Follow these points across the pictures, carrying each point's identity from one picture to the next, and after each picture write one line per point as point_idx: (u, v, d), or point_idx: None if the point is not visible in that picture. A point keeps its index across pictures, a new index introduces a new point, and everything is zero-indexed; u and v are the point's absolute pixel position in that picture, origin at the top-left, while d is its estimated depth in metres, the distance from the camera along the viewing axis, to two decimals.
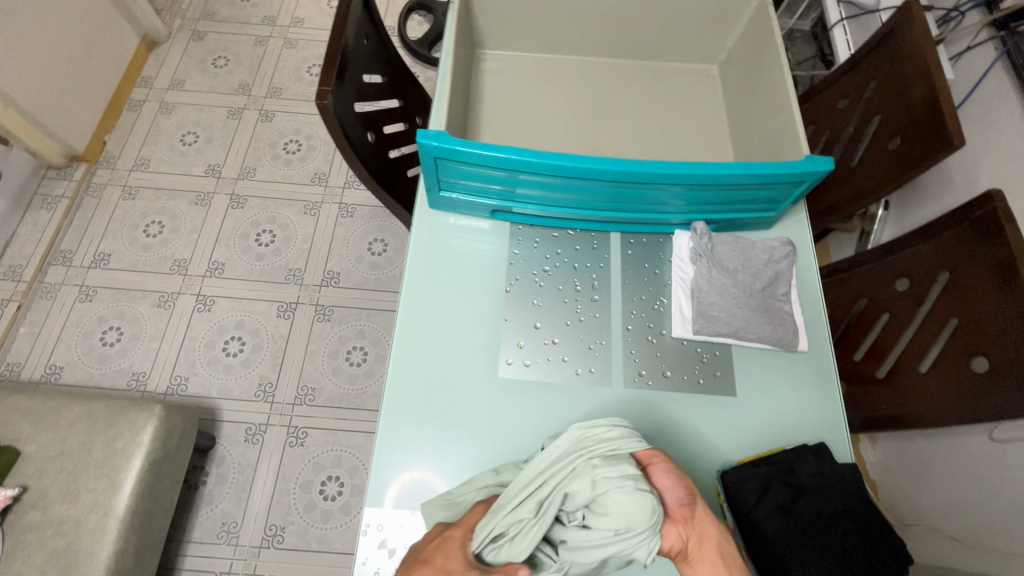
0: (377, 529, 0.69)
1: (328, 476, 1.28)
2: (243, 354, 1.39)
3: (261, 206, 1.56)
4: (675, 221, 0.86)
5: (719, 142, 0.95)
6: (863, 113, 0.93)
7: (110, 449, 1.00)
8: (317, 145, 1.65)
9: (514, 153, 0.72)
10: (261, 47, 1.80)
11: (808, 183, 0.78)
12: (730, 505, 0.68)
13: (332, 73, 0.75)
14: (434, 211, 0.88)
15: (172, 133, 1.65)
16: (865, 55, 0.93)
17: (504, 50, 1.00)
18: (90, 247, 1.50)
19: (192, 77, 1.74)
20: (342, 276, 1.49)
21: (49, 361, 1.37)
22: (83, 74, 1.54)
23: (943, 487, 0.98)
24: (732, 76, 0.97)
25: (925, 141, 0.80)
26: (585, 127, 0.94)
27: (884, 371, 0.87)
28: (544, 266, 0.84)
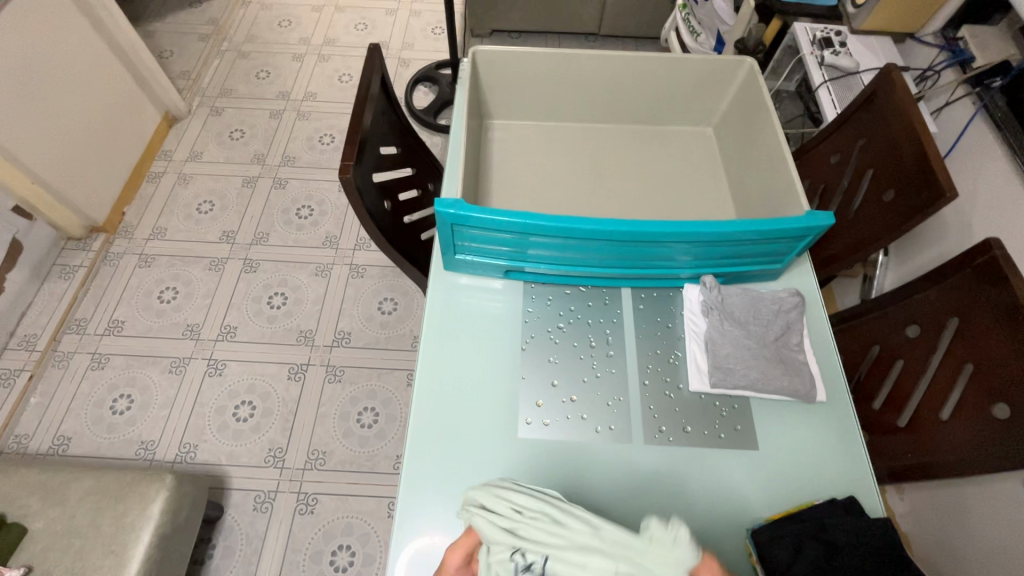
0: None
1: (339, 544, 1.24)
2: (253, 418, 1.38)
3: (273, 270, 1.60)
4: (684, 276, 0.88)
5: (720, 198, 0.99)
6: (855, 167, 0.98)
7: (119, 523, 0.97)
8: (328, 210, 1.71)
9: (526, 217, 0.75)
10: (275, 120, 1.90)
11: (812, 237, 0.80)
12: (764, 565, 0.66)
13: (353, 148, 0.79)
14: (449, 273, 0.91)
15: (189, 202, 1.72)
16: (852, 114, 0.99)
17: (510, 120, 1.06)
18: (104, 315, 1.52)
19: (209, 149, 1.83)
20: (352, 335, 1.50)
21: (57, 432, 1.35)
22: (107, 150, 1.62)
23: (980, 540, 0.95)
24: (727, 136, 1.02)
25: (919, 192, 0.83)
26: (591, 188, 0.98)
27: (905, 420, 0.86)
28: (559, 323, 0.86)
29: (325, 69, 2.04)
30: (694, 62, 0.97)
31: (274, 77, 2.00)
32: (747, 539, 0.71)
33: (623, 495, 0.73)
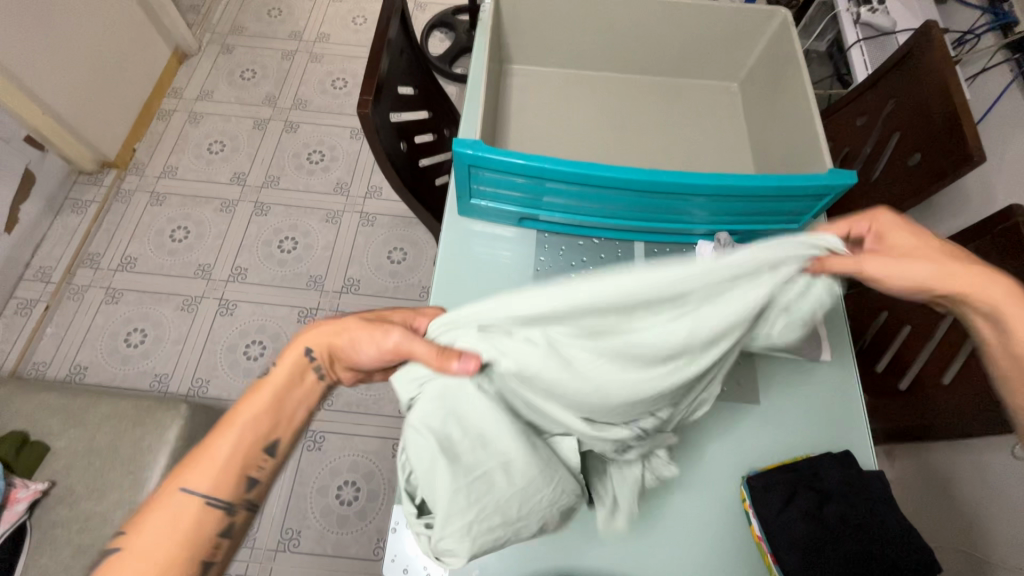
0: (406, 526, 0.70)
1: (345, 481, 1.29)
2: (263, 358, 1.41)
3: (284, 214, 1.60)
4: (698, 232, 0.88)
5: (741, 156, 0.97)
6: (882, 130, 0.96)
7: (137, 446, 1.01)
8: (340, 156, 1.69)
9: (544, 161, 0.74)
10: (287, 61, 1.85)
11: (831, 197, 0.79)
12: (757, 510, 0.68)
13: (372, 85, 0.78)
14: (463, 218, 0.91)
15: (199, 142, 1.70)
16: (884, 74, 0.96)
17: (531, 66, 1.03)
18: (117, 250, 1.54)
19: (220, 88, 1.80)
20: (362, 283, 1.51)
21: (74, 361, 1.39)
22: (118, 84, 1.60)
23: (966, 504, 0.97)
24: (753, 93, 1.00)
25: (944, 158, 0.82)
26: (610, 140, 0.96)
27: (906, 384, 0.88)
28: (570, 273, 0.87)
29: (339, 10, 1.97)
30: (725, 12, 0.93)
31: (287, 16, 1.94)
32: (742, 485, 0.73)
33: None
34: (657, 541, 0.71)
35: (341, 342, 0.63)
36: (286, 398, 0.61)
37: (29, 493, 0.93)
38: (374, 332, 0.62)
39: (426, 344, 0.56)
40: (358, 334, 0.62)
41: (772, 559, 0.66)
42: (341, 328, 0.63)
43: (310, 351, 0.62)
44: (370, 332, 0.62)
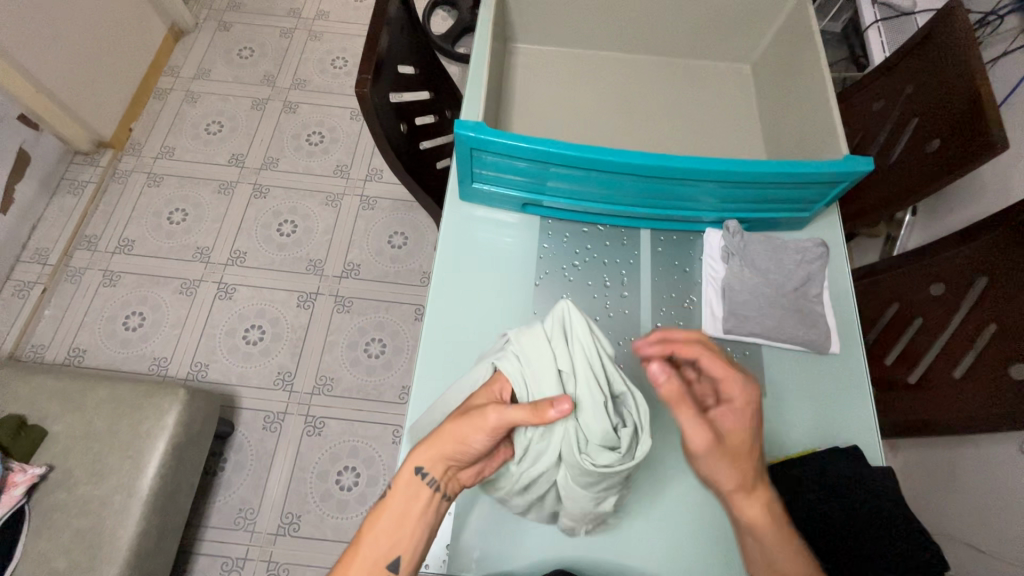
0: None
1: (345, 466, 1.29)
2: (263, 342, 1.40)
3: (283, 196, 1.57)
4: (706, 220, 0.85)
5: (752, 141, 0.94)
6: (900, 115, 0.92)
7: (135, 431, 1.01)
8: (340, 137, 1.66)
9: (549, 144, 0.71)
10: (285, 39, 1.80)
11: (846, 184, 0.77)
12: None
13: (371, 63, 0.75)
14: (464, 203, 0.89)
15: (197, 122, 1.67)
16: (903, 56, 0.92)
17: (537, 45, 1.00)
18: (114, 232, 1.52)
19: (218, 67, 1.76)
20: (362, 267, 1.49)
21: (72, 344, 1.38)
22: (113, 61, 1.56)
23: (966, 497, 0.96)
24: (765, 76, 0.96)
25: (965, 144, 0.79)
26: (617, 123, 0.93)
27: (915, 377, 0.87)
28: (574, 261, 0.85)
29: None
30: None
31: None
32: None
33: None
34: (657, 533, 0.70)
35: (452, 454, 0.57)
36: (409, 519, 0.57)
37: (27, 477, 0.93)
38: (475, 431, 0.57)
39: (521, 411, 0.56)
40: (460, 439, 0.57)
41: None
42: (444, 442, 0.57)
43: (423, 470, 0.57)
44: (469, 431, 0.57)
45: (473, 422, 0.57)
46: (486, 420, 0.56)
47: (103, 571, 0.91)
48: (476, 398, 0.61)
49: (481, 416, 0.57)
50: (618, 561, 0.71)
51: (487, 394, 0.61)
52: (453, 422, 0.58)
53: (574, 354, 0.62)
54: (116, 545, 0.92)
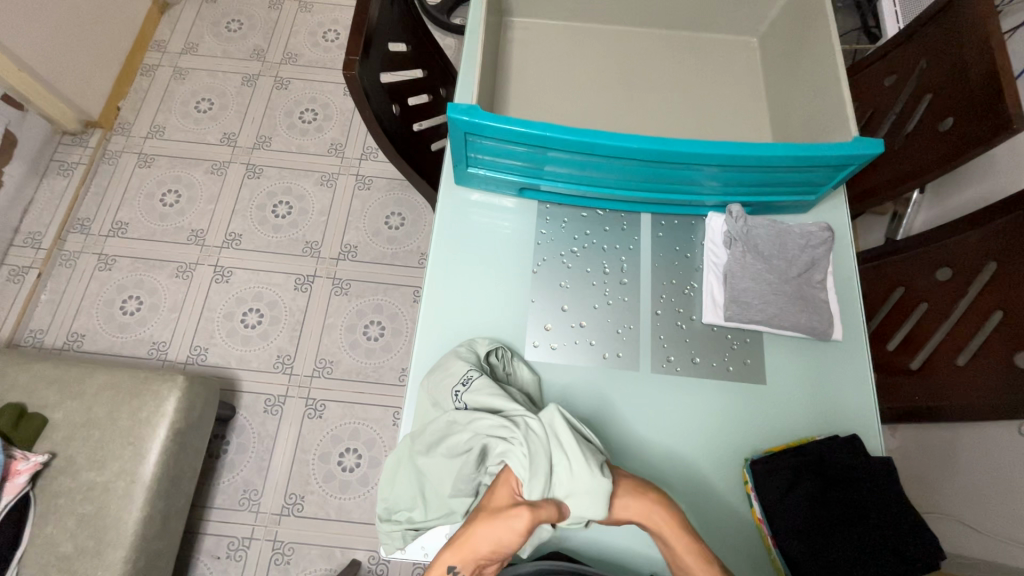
0: None
1: (347, 447, 1.30)
2: (261, 326, 1.39)
3: (277, 176, 1.54)
4: (708, 203, 0.83)
5: (757, 120, 0.91)
6: (913, 92, 0.89)
7: (135, 418, 1.01)
8: (333, 115, 1.61)
9: (547, 129, 0.69)
10: (275, 10, 1.73)
11: (854, 167, 0.74)
12: (758, 493, 0.67)
13: (359, 41, 0.72)
14: (459, 188, 0.86)
15: (186, 100, 1.62)
16: (919, 29, 0.88)
17: (534, 19, 0.96)
18: (107, 215, 1.49)
19: (205, 41, 1.69)
20: (359, 249, 1.47)
21: (71, 328, 1.38)
22: (97, 37, 1.50)
23: (963, 477, 0.96)
24: (774, 51, 0.92)
25: (980, 124, 0.76)
26: (618, 102, 0.90)
27: (917, 363, 0.86)
28: (572, 247, 0.83)
29: None
30: None
31: None
32: (744, 467, 0.72)
33: (624, 420, 0.75)
34: None
35: (484, 556, 0.58)
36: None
37: (29, 466, 0.93)
38: (511, 534, 0.57)
39: (547, 510, 0.59)
40: (493, 543, 0.57)
41: (772, 542, 0.67)
42: (478, 545, 0.57)
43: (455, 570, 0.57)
44: (505, 532, 0.57)
45: (505, 529, 0.57)
46: (523, 524, 0.57)
47: (111, 554, 0.92)
48: (497, 498, 0.60)
49: (516, 517, 0.57)
50: (617, 550, 0.72)
51: (507, 491, 0.61)
52: (483, 523, 0.58)
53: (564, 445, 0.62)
54: (121, 529, 0.94)
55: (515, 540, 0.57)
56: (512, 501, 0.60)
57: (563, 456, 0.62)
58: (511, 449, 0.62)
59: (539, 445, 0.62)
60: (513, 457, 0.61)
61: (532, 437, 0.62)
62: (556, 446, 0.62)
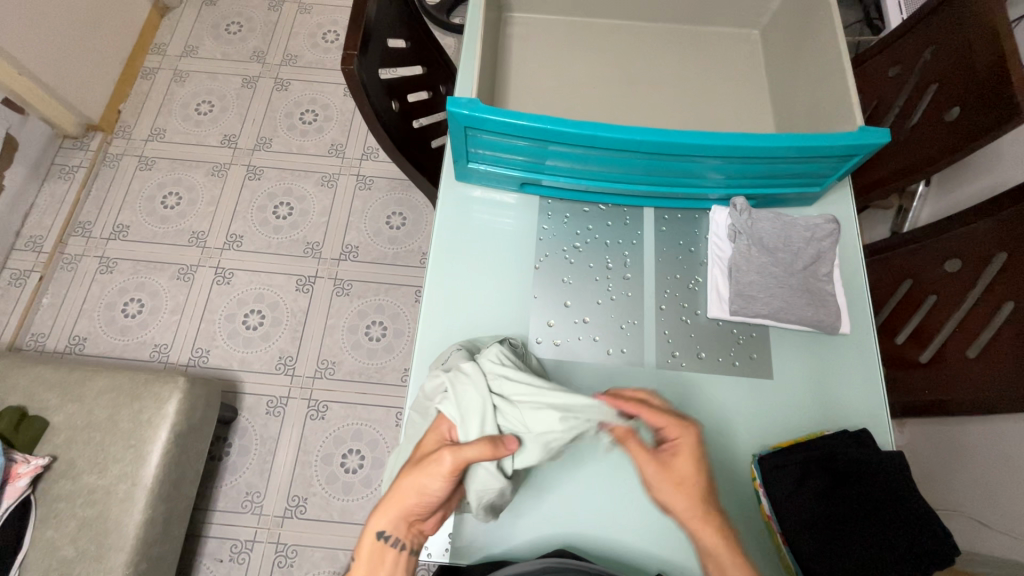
0: None
1: (350, 448, 1.29)
2: (263, 327, 1.39)
3: (278, 177, 1.54)
4: (712, 197, 0.82)
5: (760, 113, 0.90)
6: (918, 82, 0.88)
7: (136, 420, 1.00)
8: (334, 115, 1.61)
9: (547, 122, 0.68)
10: (274, 13, 1.73)
11: (859, 158, 0.73)
12: (766, 490, 0.66)
13: (357, 37, 0.71)
14: (460, 184, 0.85)
15: (187, 102, 1.62)
16: (924, 18, 0.87)
17: (534, 14, 0.95)
18: (108, 218, 1.49)
19: (205, 43, 1.69)
20: (360, 249, 1.47)
21: (72, 332, 1.38)
22: (96, 40, 1.50)
23: (974, 472, 0.95)
24: (776, 43, 0.91)
25: (987, 112, 0.75)
26: (619, 96, 0.89)
27: (926, 356, 0.85)
28: (575, 242, 0.82)
29: None
30: None
31: None
32: (752, 463, 0.71)
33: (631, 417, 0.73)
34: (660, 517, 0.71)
35: (414, 509, 0.60)
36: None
37: (31, 469, 0.93)
38: (432, 480, 0.59)
39: (474, 447, 0.59)
40: (419, 492, 0.59)
41: (782, 540, 0.65)
42: (405, 501, 0.59)
43: (385, 532, 0.60)
44: (426, 480, 0.59)
45: (428, 474, 0.59)
46: (447, 466, 0.59)
47: (112, 558, 0.92)
48: (423, 450, 0.63)
49: (435, 463, 0.59)
50: (623, 548, 0.70)
51: (436, 440, 0.63)
52: (408, 476, 0.60)
53: (506, 386, 0.64)
54: (122, 532, 0.93)
55: (439, 484, 0.59)
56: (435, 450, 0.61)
57: (503, 398, 0.64)
58: (444, 396, 0.64)
59: (473, 387, 0.64)
60: (452, 403, 0.64)
61: (469, 376, 0.65)
62: (497, 386, 0.64)
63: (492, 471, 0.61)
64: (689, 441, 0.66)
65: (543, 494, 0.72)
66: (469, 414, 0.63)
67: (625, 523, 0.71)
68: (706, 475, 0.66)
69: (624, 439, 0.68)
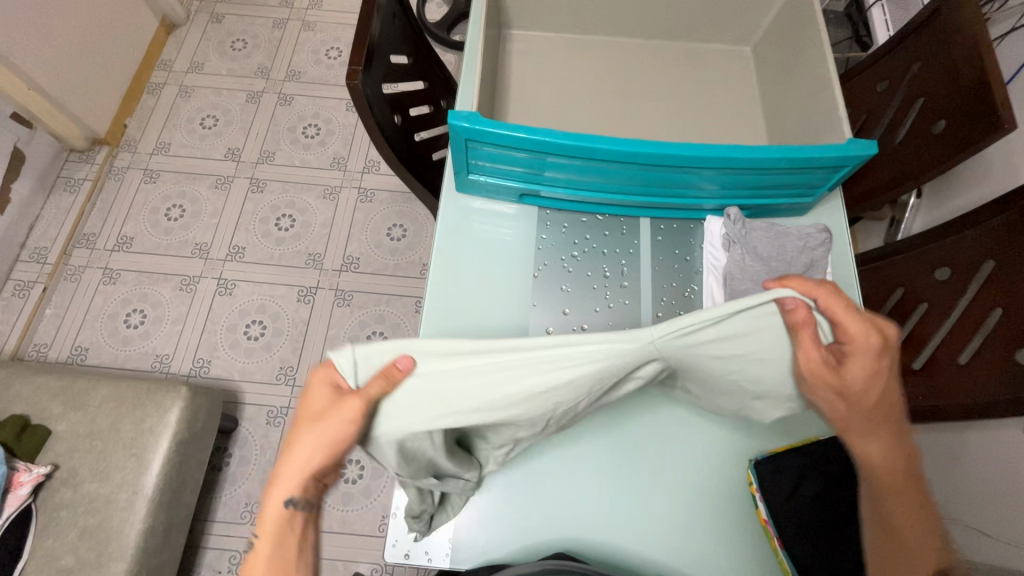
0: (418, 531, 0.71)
1: (349, 458, 1.29)
2: (264, 337, 1.40)
3: (281, 190, 1.56)
4: (707, 207, 0.84)
5: (752, 125, 0.92)
6: (906, 95, 0.90)
7: (137, 428, 1.01)
8: (336, 129, 1.64)
9: (545, 134, 0.70)
10: (279, 30, 1.77)
11: (848, 169, 0.75)
12: (763, 494, 0.67)
13: (362, 53, 0.74)
14: (460, 195, 0.87)
15: (192, 116, 1.65)
16: (910, 34, 0.90)
17: (533, 31, 0.98)
18: (112, 230, 1.51)
19: (211, 60, 1.73)
20: (361, 260, 1.48)
21: (74, 342, 1.39)
22: (104, 56, 1.53)
23: (970, 480, 0.95)
24: (767, 58, 0.94)
25: (973, 124, 0.77)
26: (615, 110, 0.92)
27: (919, 363, 0.86)
28: (573, 251, 0.84)
29: None
30: None
31: None
32: (749, 468, 0.72)
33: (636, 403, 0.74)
34: (659, 521, 0.72)
35: (321, 464, 0.55)
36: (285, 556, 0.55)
37: (32, 478, 0.93)
38: (339, 431, 0.54)
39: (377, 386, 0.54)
40: (326, 447, 0.54)
41: (778, 544, 0.66)
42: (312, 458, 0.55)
43: (294, 498, 0.55)
44: (332, 433, 0.54)
45: (333, 427, 0.54)
46: (353, 411, 0.54)
47: (111, 568, 0.92)
48: (317, 403, 0.56)
49: (339, 412, 0.54)
50: (622, 554, 0.71)
51: (326, 390, 0.56)
52: (305, 433, 0.55)
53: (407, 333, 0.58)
54: (122, 541, 0.93)
55: (348, 433, 0.54)
56: (330, 399, 0.55)
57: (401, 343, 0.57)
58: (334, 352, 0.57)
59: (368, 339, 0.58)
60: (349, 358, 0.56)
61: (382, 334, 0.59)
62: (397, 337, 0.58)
63: (399, 411, 0.56)
64: (865, 346, 0.58)
65: (543, 499, 0.72)
66: (360, 362, 0.56)
67: (624, 528, 0.72)
68: (880, 382, 0.59)
69: (799, 328, 0.58)
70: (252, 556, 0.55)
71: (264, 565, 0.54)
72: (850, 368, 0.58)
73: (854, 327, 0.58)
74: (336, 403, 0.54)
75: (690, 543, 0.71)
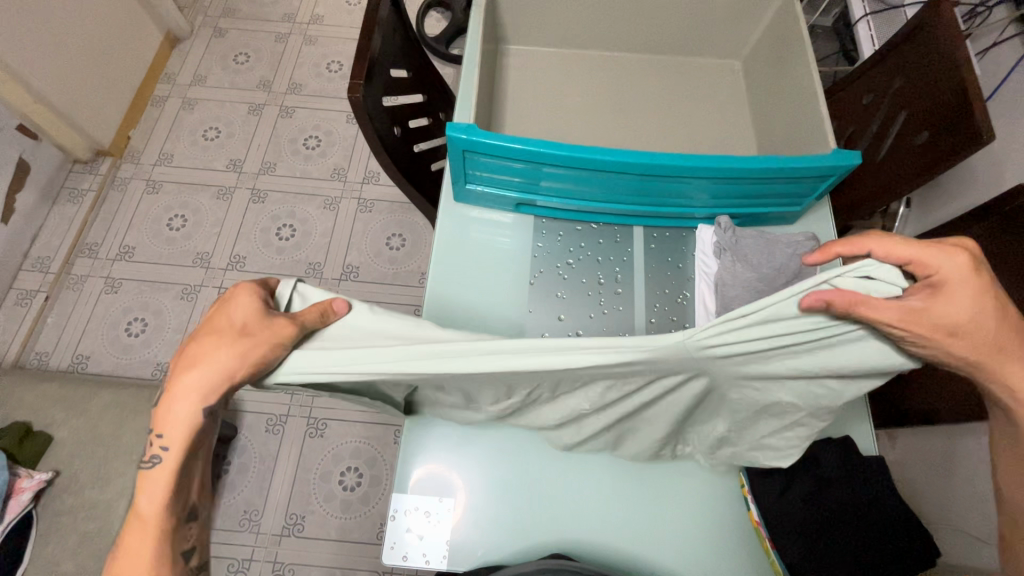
0: (416, 534, 0.72)
1: (348, 466, 1.30)
2: None
3: (281, 201, 1.58)
4: (698, 215, 0.86)
5: (742, 137, 0.95)
6: (889, 108, 0.93)
7: (139, 435, 1.02)
8: (337, 141, 1.67)
9: (541, 145, 0.73)
10: (281, 44, 1.81)
11: (834, 178, 0.78)
12: (754, 496, 0.69)
13: (362, 67, 0.76)
14: (458, 204, 0.89)
15: (195, 128, 1.68)
16: (892, 50, 0.93)
17: (528, 46, 1.01)
18: (115, 240, 1.53)
19: (214, 73, 1.76)
20: (361, 270, 1.50)
21: (76, 351, 1.40)
22: (110, 70, 1.57)
23: (960, 484, 0.97)
24: (756, 72, 0.97)
25: (953, 136, 0.80)
26: (608, 122, 0.94)
27: None
28: (568, 259, 0.86)
29: None
30: None
31: None
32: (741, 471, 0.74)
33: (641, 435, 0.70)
34: (653, 522, 0.73)
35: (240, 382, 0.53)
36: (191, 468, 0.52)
37: (34, 483, 0.94)
38: (273, 349, 0.53)
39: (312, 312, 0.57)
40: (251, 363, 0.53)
41: (770, 545, 0.67)
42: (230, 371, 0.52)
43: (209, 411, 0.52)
44: (263, 348, 0.53)
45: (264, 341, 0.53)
46: (287, 334, 0.54)
47: None
48: (239, 313, 0.54)
49: (274, 330, 0.54)
50: (617, 556, 0.72)
51: (252, 304, 0.55)
52: (223, 344, 0.52)
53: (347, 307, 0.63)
54: None
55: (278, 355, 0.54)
56: (257, 314, 0.54)
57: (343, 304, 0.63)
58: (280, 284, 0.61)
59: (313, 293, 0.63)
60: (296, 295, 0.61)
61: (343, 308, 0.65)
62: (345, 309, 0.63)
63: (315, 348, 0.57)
64: (952, 267, 0.54)
65: (540, 500, 0.74)
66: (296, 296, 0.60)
67: (620, 529, 0.73)
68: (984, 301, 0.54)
69: (854, 306, 0.53)
70: (149, 470, 0.50)
71: (167, 478, 0.50)
72: (947, 301, 0.54)
73: (927, 257, 0.55)
74: (267, 320, 0.54)
75: (684, 545, 0.72)
